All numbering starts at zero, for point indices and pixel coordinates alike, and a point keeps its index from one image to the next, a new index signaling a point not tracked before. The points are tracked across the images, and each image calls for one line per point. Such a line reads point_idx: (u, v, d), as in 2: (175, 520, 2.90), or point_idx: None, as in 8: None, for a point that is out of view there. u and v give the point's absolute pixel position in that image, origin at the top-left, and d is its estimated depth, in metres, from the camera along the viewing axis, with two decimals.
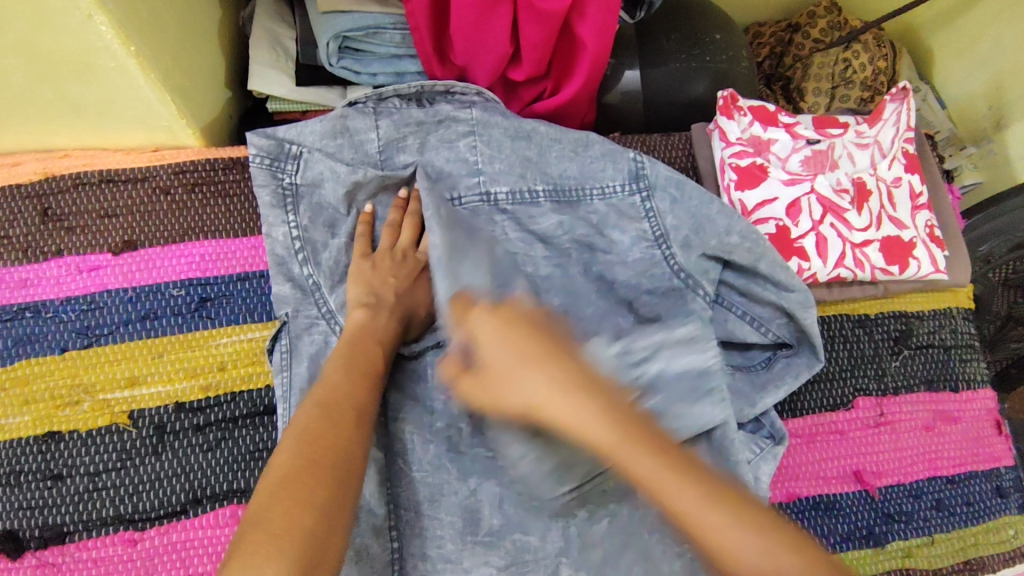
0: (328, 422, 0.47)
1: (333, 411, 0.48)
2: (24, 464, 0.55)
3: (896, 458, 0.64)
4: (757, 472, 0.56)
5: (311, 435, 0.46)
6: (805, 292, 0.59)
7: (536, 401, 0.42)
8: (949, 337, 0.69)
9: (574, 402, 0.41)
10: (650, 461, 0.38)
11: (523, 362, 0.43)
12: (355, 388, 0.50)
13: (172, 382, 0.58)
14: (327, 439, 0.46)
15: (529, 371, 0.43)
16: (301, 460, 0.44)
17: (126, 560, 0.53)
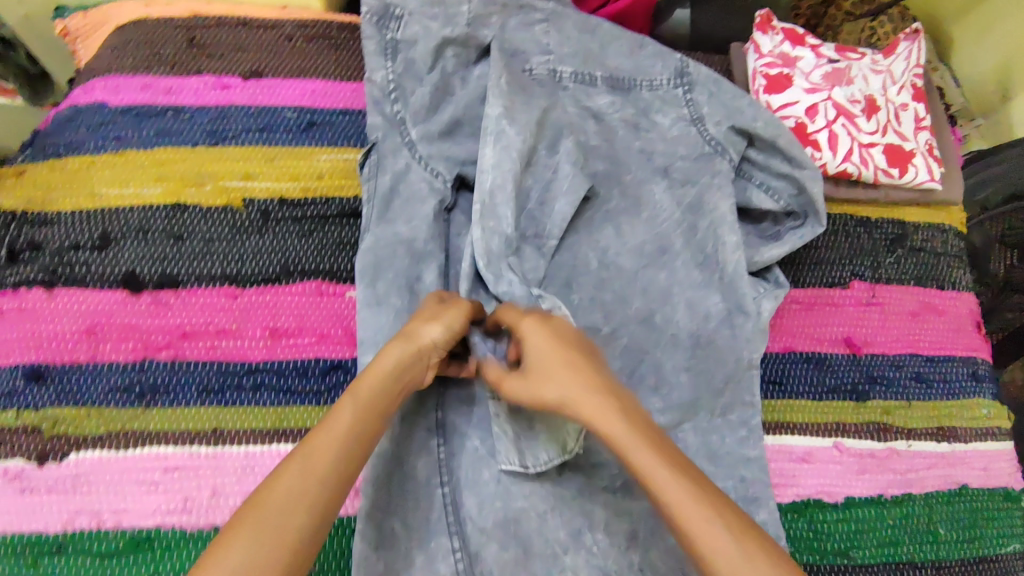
0: (306, 470, 0.43)
1: (317, 455, 0.44)
2: (152, 224, 0.66)
3: (883, 333, 0.73)
4: (761, 305, 0.66)
5: (284, 494, 0.41)
6: (815, 169, 0.69)
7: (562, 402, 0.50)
8: (940, 246, 0.78)
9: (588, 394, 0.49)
10: (647, 457, 0.45)
11: (560, 366, 0.51)
12: (358, 428, 0.47)
13: (279, 181, 0.69)
14: (297, 495, 0.41)
15: (563, 366, 0.51)
16: (266, 511, 0.40)
17: (226, 309, 0.64)
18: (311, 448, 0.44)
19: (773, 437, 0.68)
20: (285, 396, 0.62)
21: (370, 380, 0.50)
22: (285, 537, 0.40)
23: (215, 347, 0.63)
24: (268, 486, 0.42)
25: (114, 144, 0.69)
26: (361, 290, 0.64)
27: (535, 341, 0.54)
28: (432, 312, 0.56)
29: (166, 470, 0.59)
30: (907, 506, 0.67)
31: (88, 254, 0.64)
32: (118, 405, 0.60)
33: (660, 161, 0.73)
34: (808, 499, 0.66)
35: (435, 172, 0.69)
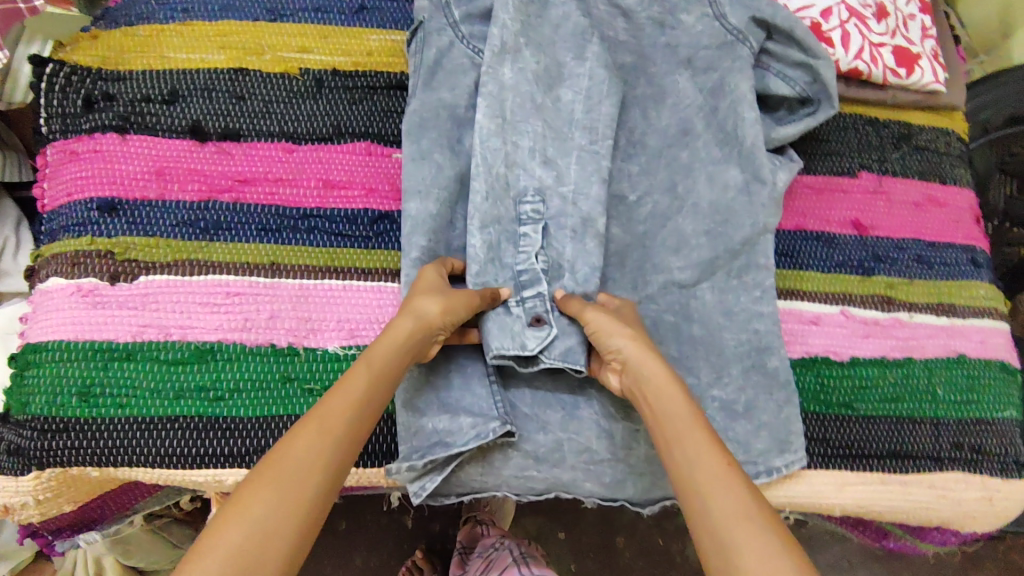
0: (316, 434, 0.46)
1: (331, 421, 0.47)
2: (216, 85, 0.71)
3: (888, 218, 0.78)
4: (776, 175, 0.71)
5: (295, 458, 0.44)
6: (828, 60, 0.74)
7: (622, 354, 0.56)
8: (943, 147, 0.83)
9: (662, 391, 0.53)
10: (675, 417, 0.50)
11: (643, 356, 0.55)
12: (370, 396, 0.50)
13: (333, 56, 0.75)
14: (312, 460, 0.45)
15: (645, 361, 0.55)
16: (283, 469, 0.44)
17: (283, 162, 0.69)
18: (326, 412, 0.47)
19: (785, 301, 0.72)
20: (337, 239, 0.67)
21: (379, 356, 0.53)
22: (297, 497, 0.43)
23: (273, 193, 0.68)
24: (286, 445, 0.45)
25: (181, 15, 0.74)
26: (406, 146, 0.69)
27: (609, 326, 0.58)
28: (441, 290, 0.58)
29: (227, 295, 0.63)
30: (908, 368, 0.71)
31: (157, 107, 0.70)
32: (183, 238, 0.65)
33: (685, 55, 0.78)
34: (816, 356, 0.70)
35: (476, 50, 0.74)
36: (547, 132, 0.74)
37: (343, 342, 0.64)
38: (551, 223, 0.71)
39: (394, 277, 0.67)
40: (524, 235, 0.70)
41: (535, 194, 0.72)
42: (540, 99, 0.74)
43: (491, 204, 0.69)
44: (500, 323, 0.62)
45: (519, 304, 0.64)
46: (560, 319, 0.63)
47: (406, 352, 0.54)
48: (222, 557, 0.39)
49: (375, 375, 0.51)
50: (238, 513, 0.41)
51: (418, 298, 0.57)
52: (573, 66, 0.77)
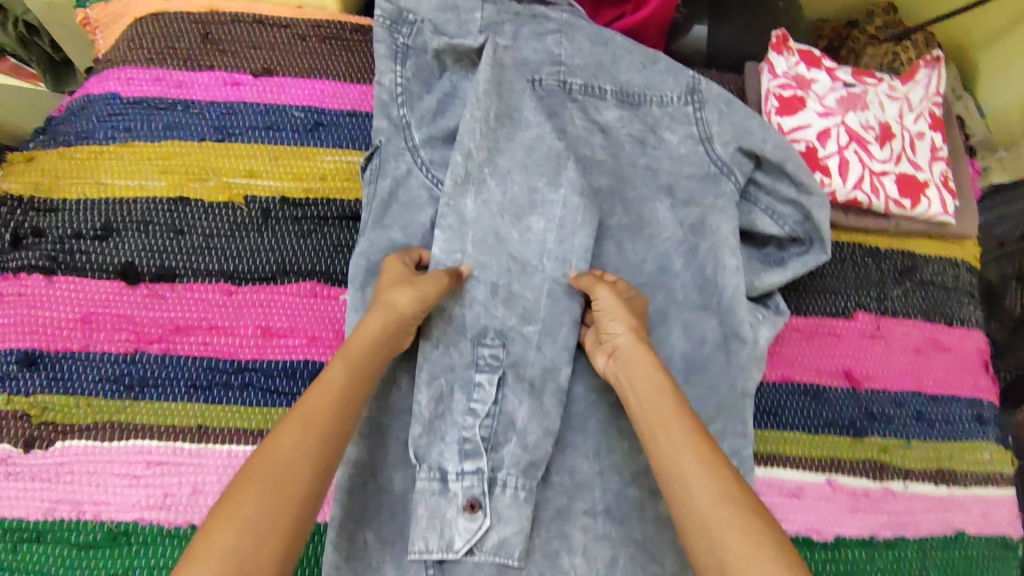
0: (299, 426, 0.45)
1: (315, 411, 0.47)
2: (154, 216, 0.66)
3: (886, 368, 0.71)
4: (757, 332, 0.64)
5: (280, 451, 0.43)
6: (823, 196, 0.68)
7: (619, 339, 0.58)
8: (950, 281, 0.76)
9: (654, 379, 0.54)
10: (659, 398, 0.52)
11: (636, 347, 0.57)
12: (352, 386, 0.50)
13: (282, 181, 0.69)
14: (301, 448, 0.44)
15: (635, 351, 0.56)
16: (272, 464, 0.43)
17: (221, 306, 0.64)
18: (308, 409, 0.46)
19: (766, 469, 0.66)
20: (272, 397, 0.62)
21: (358, 344, 0.53)
22: (289, 488, 0.42)
23: (206, 343, 0.63)
24: (270, 441, 0.44)
25: (123, 135, 0.69)
26: (353, 292, 0.64)
27: (614, 310, 0.59)
28: (411, 280, 0.59)
29: (148, 465, 0.59)
30: (899, 549, 0.65)
31: (88, 243, 0.65)
32: (107, 396, 0.60)
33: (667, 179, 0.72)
34: (797, 536, 0.64)
35: (435, 179, 0.69)
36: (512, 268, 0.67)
37: None
38: (509, 372, 0.63)
39: None
40: (477, 385, 0.62)
41: (494, 336, 0.65)
42: (504, 233, 0.68)
43: (442, 350, 0.63)
44: (430, 509, 0.58)
45: (457, 483, 0.59)
46: (499, 506, 0.59)
47: (381, 346, 0.54)
48: (221, 553, 0.38)
49: (353, 366, 0.51)
50: (230, 510, 0.40)
51: (389, 292, 0.58)
52: (545, 192, 0.70)
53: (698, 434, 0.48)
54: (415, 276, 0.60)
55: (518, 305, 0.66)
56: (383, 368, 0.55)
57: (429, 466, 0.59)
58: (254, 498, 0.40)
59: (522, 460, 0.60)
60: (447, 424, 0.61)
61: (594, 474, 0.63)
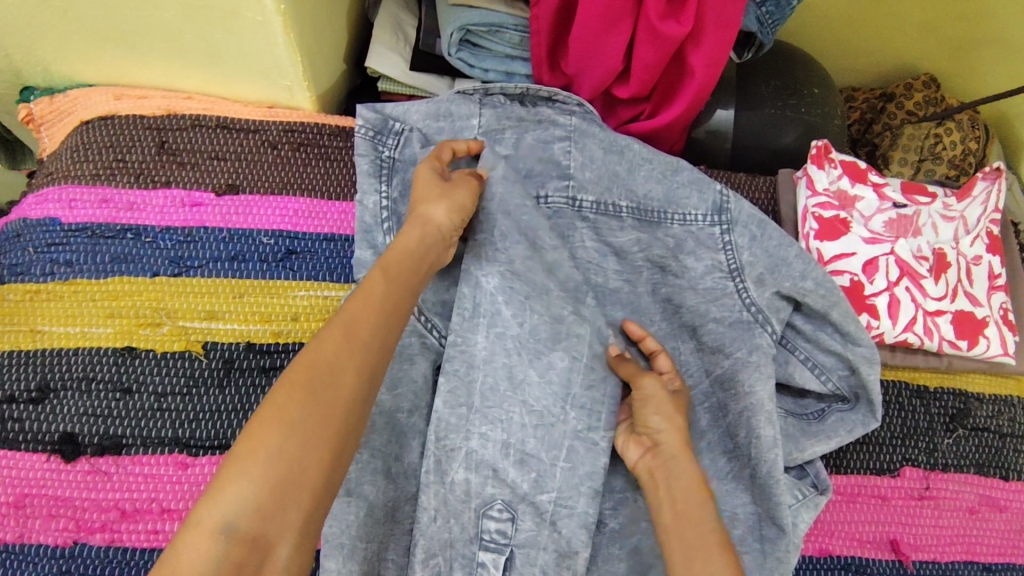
0: (339, 338, 0.43)
1: (356, 320, 0.45)
2: (97, 372, 0.57)
3: (935, 534, 0.63)
4: (797, 517, 0.57)
5: (322, 360, 0.42)
6: (872, 348, 0.60)
7: (659, 436, 0.56)
8: (1006, 426, 0.67)
9: (676, 446, 0.55)
10: (695, 516, 0.51)
11: (679, 448, 0.55)
12: (393, 297, 0.48)
13: (247, 323, 0.60)
14: (341, 358, 0.43)
15: (678, 455, 0.54)
16: (315, 370, 0.41)
17: (174, 482, 0.55)
18: (350, 316, 0.45)
19: None
20: None
21: (396, 258, 0.51)
22: (331, 398, 0.41)
23: (157, 531, 0.54)
24: (313, 347, 0.43)
25: (63, 270, 0.60)
26: None
27: (660, 403, 0.56)
28: (444, 191, 0.56)
29: None
30: None
31: (21, 409, 0.56)
32: None
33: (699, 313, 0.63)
34: None
35: (429, 324, 0.60)
36: (522, 434, 0.57)
37: None
38: (517, 552, 0.56)
39: None
40: (481, 565, 0.56)
41: (503, 507, 0.56)
42: (521, 374, 0.57)
43: (441, 523, 0.56)
44: None
45: None
46: None
47: (421, 261, 0.52)
48: (265, 463, 0.38)
49: (394, 278, 0.49)
50: (274, 413, 0.40)
51: (428, 202, 0.55)
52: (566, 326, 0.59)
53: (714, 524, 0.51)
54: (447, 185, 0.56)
55: (533, 467, 0.57)
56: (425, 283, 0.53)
57: None
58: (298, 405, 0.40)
59: None
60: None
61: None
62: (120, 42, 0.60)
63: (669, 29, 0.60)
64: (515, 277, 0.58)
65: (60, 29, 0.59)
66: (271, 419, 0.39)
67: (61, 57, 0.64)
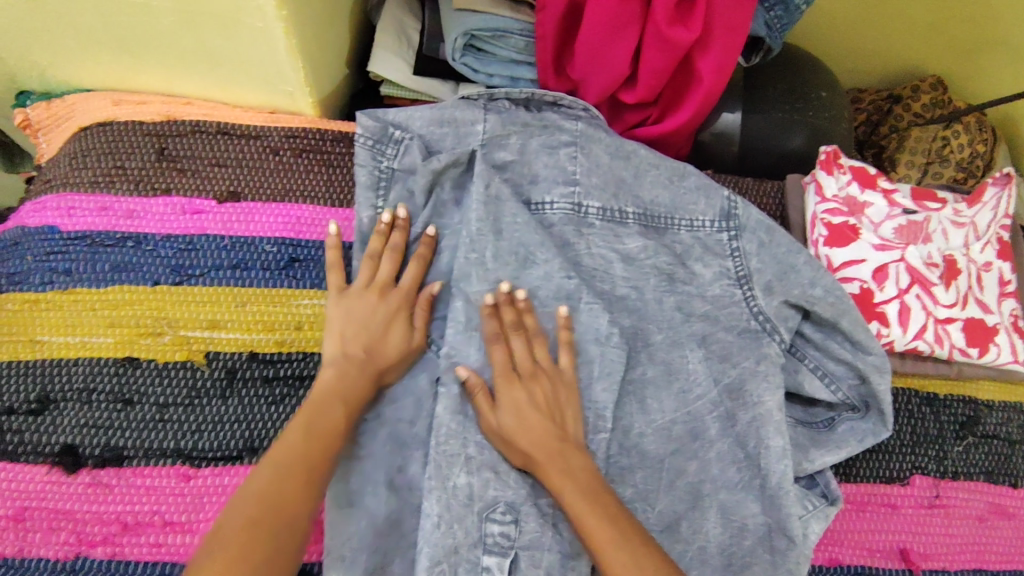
0: (292, 485, 0.46)
1: (318, 424, 0.50)
2: (98, 383, 0.57)
3: (945, 543, 0.62)
4: (807, 529, 0.56)
5: (275, 491, 0.45)
6: (882, 356, 0.59)
7: (507, 426, 0.54)
8: (1016, 433, 0.67)
9: (541, 444, 0.53)
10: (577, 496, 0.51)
11: (538, 435, 0.54)
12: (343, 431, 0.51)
13: (249, 332, 0.59)
14: (306, 451, 0.48)
15: (541, 440, 0.54)
16: (286, 472, 0.46)
17: (177, 494, 0.55)
18: (311, 422, 0.50)
19: None
20: None
21: (355, 362, 0.54)
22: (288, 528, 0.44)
23: (160, 543, 0.53)
24: (277, 453, 0.47)
25: (62, 279, 0.59)
26: (332, 485, 0.54)
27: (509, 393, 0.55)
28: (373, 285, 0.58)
29: None
30: None
31: (21, 421, 0.55)
32: None
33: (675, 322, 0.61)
34: None
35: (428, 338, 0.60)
36: None
37: None
38: (522, 554, 0.55)
39: None
40: (486, 570, 0.54)
41: (506, 510, 0.55)
42: None
43: (443, 530, 0.54)
44: None
45: None
46: None
47: (364, 394, 0.54)
48: (243, 539, 0.41)
49: (349, 409, 0.52)
50: (246, 511, 0.43)
51: (366, 328, 0.56)
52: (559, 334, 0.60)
53: (616, 511, 0.50)
54: (381, 295, 0.57)
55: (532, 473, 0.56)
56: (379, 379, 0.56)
57: None
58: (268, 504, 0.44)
59: None
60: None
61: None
62: (118, 48, 0.59)
63: (677, 34, 0.59)
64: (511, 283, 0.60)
65: (56, 33, 0.58)
66: (236, 524, 0.42)
67: (58, 62, 0.63)
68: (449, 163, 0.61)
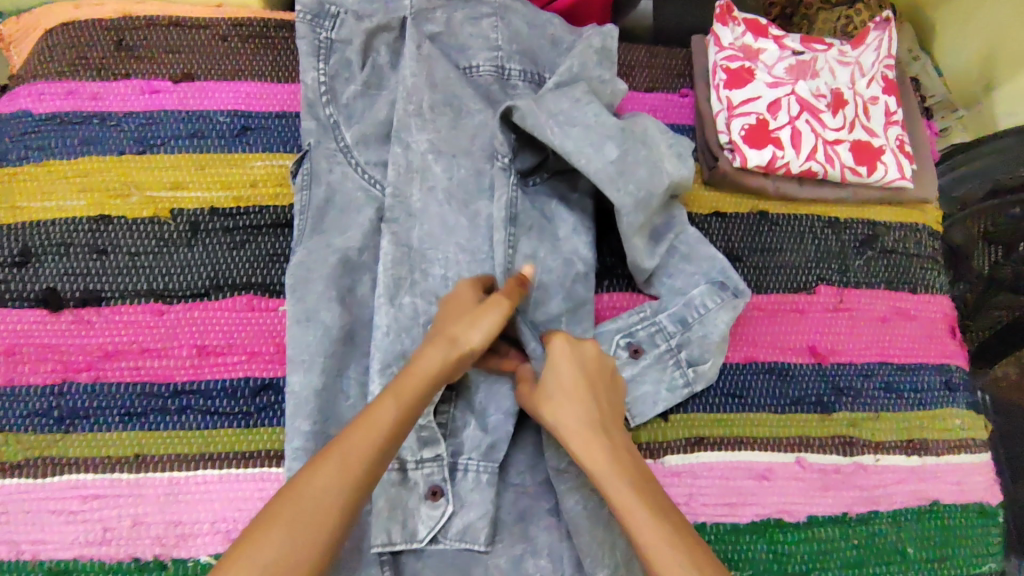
0: (343, 477, 0.46)
1: (383, 414, 0.49)
2: (75, 237, 0.63)
3: (850, 339, 0.69)
4: (716, 321, 0.63)
5: (320, 482, 0.45)
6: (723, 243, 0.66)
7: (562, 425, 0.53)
8: (912, 247, 0.74)
9: (597, 439, 0.51)
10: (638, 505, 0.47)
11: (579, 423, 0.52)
12: (392, 431, 0.49)
13: (209, 191, 0.66)
14: (367, 442, 0.47)
15: (582, 412, 0.53)
16: (338, 461, 0.46)
17: (152, 327, 0.61)
18: (375, 412, 0.49)
19: (724, 453, 0.64)
20: (212, 418, 0.59)
21: (438, 358, 0.53)
22: (315, 532, 0.43)
23: (139, 367, 0.60)
24: (342, 435, 0.48)
25: (37, 154, 0.66)
26: (290, 304, 0.60)
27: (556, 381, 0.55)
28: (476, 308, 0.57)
29: (85, 499, 0.56)
30: (874, 525, 0.63)
31: (7, 272, 0.61)
32: (37, 431, 0.57)
33: (648, 130, 0.63)
34: (767, 519, 0.62)
35: (372, 180, 0.66)
36: (458, 272, 0.64)
37: (217, 549, 0.56)
38: None
39: (279, 459, 0.59)
40: None
41: None
42: (452, 221, 0.65)
43: (393, 337, 0.61)
44: (391, 500, 0.55)
45: (416, 470, 0.57)
46: (463, 490, 0.58)
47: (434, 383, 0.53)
48: (275, 530, 0.43)
49: (401, 408, 0.50)
50: (299, 494, 0.44)
51: (458, 330, 0.55)
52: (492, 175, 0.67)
53: (674, 521, 0.46)
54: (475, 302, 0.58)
55: None
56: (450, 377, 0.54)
57: None
58: (312, 493, 0.44)
59: (482, 442, 0.59)
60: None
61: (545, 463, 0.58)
62: None
63: None
64: (443, 134, 0.67)
65: None
66: (266, 518, 0.44)
67: None
68: (380, 26, 0.70)
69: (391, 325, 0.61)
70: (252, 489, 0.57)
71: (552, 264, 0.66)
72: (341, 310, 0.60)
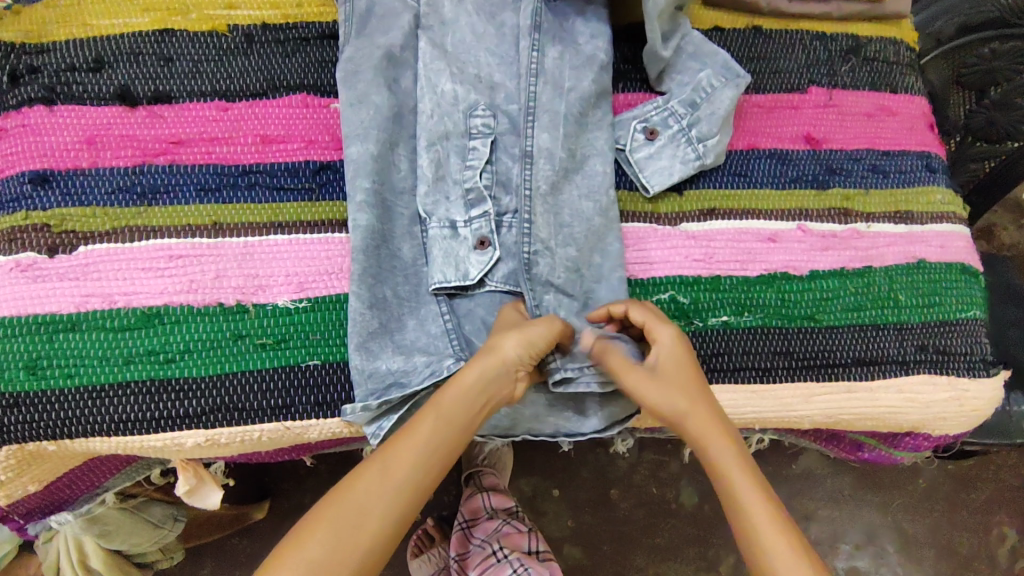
0: (386, 483, 0.52)
1: (423, 426, 0.54)
2: (144, 48, 0.69)
3: (841, 130, 0.77)
4: (720, 99, 0.71)
5: (364, 488, 0.51)
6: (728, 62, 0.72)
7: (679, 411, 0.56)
8: (893, 57, 0.82)
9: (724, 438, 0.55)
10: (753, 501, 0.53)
11: (706, 418, 0.56)
12: (432, 440, 0.54)
13: (261, 10, 0.72)
14: (407, 449, 0.53)
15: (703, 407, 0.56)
16: (378, 469, 0.52)
17: (219, 120, 0.68)
18: (415, 424, 0.54)
19: (733, 220, 0.71)
20: (279, 194, 0.66)
21: (480, 380, 0.56)
22: (352, 539, 0.50)
23: (210, 152, 0.67)
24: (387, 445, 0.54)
25: None
26: (344, 92, 0.67)
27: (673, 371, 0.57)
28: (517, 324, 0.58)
29: (170, 258, 0.62)
30: (869, 277, 0.71)
31: (84, 76, 0.68)
32: (123, 204, 0.64)
33: None
34: (775, 272, 0.70)
35: None
36: (490, 72, 0.70)
37: (293, 295, 0.63)
38: (501, 137, 0.69)
39: (342, 227, 0.66)
40: (473, 149, 0.68)
41: (486, 108, 0.69)
42: (480, 29, 0.71)
43: (437, 120, 0.68)
44: (444, 248, 0.65)
45: (466, 227, 0.65)
46: (507, 243, 0.66)
47: (472, 400, 0.55)
48: (325, 529, 0.50)
49: (439, 423, 0.54)
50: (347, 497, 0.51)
51: (498, 338, 0.57)
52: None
53: (783, 520, 0.52)
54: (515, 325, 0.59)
55: (501, 91, 0.70)
56: (491, 403, 0.57)
57: (439, 218, 0.66)
58: (354, 499, 0.51)
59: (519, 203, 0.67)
60: (449, 183, 0.67)
61: (565, 216, 0.67)
62: None
63: None
64: None
65: None
66: (317, 522, 0.50)
67: None
68: None
69: (434, 108, 0.68)
70: (319, 251, 0.64)
71: (581, 58, 0.70)
72: (388, 99, 0.67)
